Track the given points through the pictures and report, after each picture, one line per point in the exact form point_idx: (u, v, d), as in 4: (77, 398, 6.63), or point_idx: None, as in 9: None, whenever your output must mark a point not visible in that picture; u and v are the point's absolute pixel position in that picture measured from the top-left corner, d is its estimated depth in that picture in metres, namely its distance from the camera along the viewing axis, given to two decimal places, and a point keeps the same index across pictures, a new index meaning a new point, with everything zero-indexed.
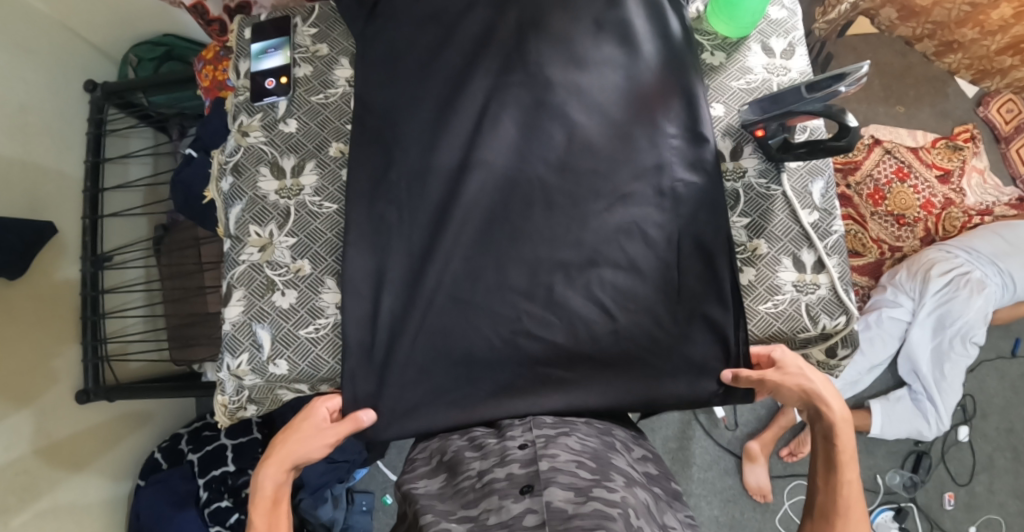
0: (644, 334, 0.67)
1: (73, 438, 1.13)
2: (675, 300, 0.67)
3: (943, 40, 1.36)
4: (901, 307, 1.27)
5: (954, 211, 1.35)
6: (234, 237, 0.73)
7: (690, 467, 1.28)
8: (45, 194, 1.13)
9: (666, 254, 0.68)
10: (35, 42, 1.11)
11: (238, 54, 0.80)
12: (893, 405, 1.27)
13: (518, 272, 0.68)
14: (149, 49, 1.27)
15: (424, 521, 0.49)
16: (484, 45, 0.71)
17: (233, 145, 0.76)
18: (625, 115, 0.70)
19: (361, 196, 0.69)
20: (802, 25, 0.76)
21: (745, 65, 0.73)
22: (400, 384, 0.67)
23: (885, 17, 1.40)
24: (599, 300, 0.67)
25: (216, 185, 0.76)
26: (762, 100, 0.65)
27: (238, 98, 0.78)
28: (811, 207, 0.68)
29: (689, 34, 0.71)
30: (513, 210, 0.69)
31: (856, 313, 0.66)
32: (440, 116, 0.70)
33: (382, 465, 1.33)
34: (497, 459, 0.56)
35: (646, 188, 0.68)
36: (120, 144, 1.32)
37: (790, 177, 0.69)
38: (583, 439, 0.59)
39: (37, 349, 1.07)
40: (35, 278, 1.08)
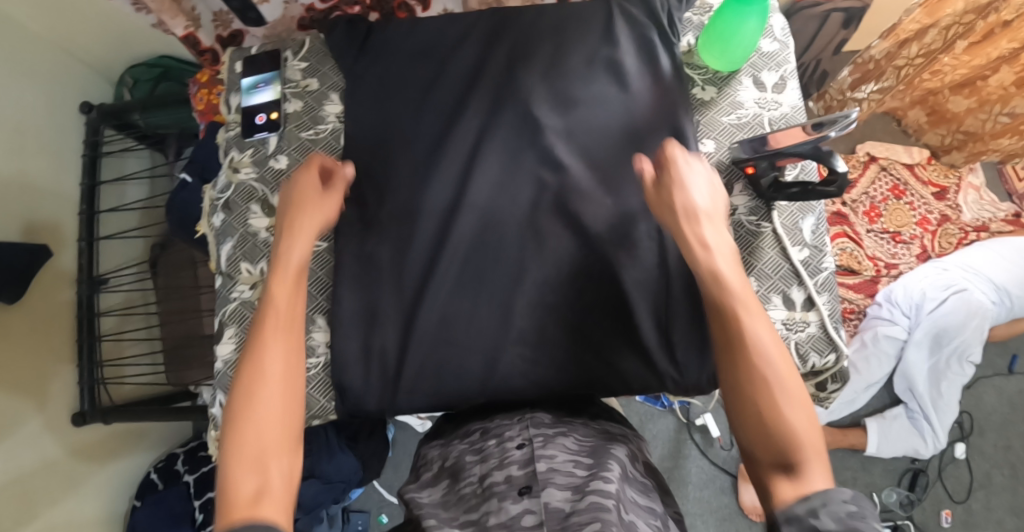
0: (636, 373, 0.67)
1: (69, 459, 1.13)
2: (662, 334, 0.67)
3: (971, 151, 1.27)
4: (896, 326, 1.26)
5: (950, 227, 1.36)
6: (226, 275, 0.73)
7: (687, 485, 1.28)
8: (45, 214, 1.14)
9: (657, 285, 0.68)
10: (33, 64, 1.11)
11: (228, 88, 0.81)
12: (889, 423, 1.27)
13: (502, 305, 0.68)
14: (146, 71, 1.27)
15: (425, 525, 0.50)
16: (475, 84, 0.74)
17: (224, 182, 0.76)
18: (613, 151, 0.71)
19: (349, 236, 0.71)
20: (793, 58, 0.75)
21: (736, 100, 0.73)
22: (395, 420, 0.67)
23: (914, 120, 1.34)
24: (588, 334, 0.68)
25: (208, 221, 0.77)
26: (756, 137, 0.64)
27: (229, 133, 0.78)
28: (801, 243, 0.68)
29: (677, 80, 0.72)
30: (507, 243, 0.69)
31: (846, 350, 0.66)
32: (432, 155, 0.72)
33: (379, 485, 1.33)
34: (497, 461, 0.56)
35: (637, 221, 0.69)
36: (116, 165, 1.32)
37: (781, 213, 0.69)
38: (580, 439, 0.60)
39: (32, 372, 1.08)
40: (32, 301, 1.09)
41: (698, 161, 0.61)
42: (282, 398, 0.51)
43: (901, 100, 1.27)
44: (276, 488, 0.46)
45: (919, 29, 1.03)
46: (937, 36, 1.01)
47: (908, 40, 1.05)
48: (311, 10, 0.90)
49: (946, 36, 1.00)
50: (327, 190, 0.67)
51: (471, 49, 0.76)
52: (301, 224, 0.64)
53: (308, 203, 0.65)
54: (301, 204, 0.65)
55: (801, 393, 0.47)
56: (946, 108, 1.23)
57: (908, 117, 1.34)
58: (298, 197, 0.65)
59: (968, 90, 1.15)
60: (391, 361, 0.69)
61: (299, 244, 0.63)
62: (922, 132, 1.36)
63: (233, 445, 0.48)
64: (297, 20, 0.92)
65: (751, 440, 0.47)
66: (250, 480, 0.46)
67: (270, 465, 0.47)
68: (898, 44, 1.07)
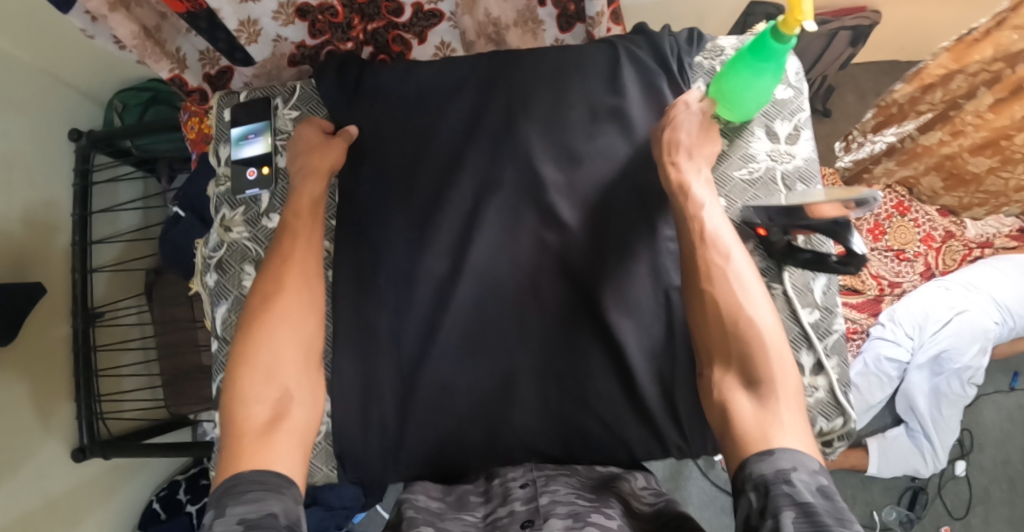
0: (640, 442, 0.67)
1: (69, 495, 1.13)
2: (665, 398, 0.67)
3: (994, 205, 1.25)
4: (899, 347, 1.24)
5: (954, 244, 1.34)
6: (222, 339, 0.72)
7: (688, 507, 1.29)
8: (34, 249, 1.11)
9: (659, 346, 0.67)
10: (18, 94, 1.08)
11: (217, 137, 0.78)
12: (890, 442, 1.26)
13: (500, 366, 0.68)
14: (135, 95, 1.23)
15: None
16: (473, 137, 0.72)
17: (216, 240, 0.74)
18: (616, 212, 0.70)
19: (347, 298, 0.70)
20: (808, 105, 0.73)
21: (748, 152, 0.70)
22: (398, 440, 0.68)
23: (928, 186, 1.29)
24: (598, 401, 0.67)
25: (201, 280, 0.75)
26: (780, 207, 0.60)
27: (221, 188, 0.76)
28: (811, 305, 0.67)
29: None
30: (507, 304, 0.69)
31: (853, 414, 0.66)
32: (430, 215, 0.71)
33: (381, 508, 1.33)
34: (500, 500, 0.60)
35: (638, 281, 0.69)
36: (108, 193, 1.28)
37: (792, 273, 0.67)
38: (586, 477, 0.64)
39: (29, 411, 1.06)
40: (28, 338, 1.08)
41: (707, 104, 0.68)
42: (295, 340, 0.63)
43: (916, 166, 1.24)
44: (290, 414, 0.59)
45: (944, 75, 1.06)
46: (965, 81, 1.04)
47: (932, 85, 1.09)
48: (302, 47, 0.86)
49: (970, 82, 1.04)
50: (334, 139, 0.73)
51: (472, 98, 0.74)
52: (316, 171, 0.71)
53: (319, 152, 0.71)
54: (316, 153, 0.71)
55: (751, 305, 0.59)
56: (964, 171, 1.19)
57: (921, 184, 1.30)
58: (308, 147, 0.72)
59: (989, 150, 1.11)
60: (392, 425, 0.68)
61: (315, 189, 0.71)
62: (937, 196, 1.31)
63: (249, 370, 0.60)
64: (288, 57, 0.88)
65: (714, 342, 0.60)
66: (265, 407, 0.58)
67: (288, 394, 0.60)
68: (922, 88, 1.10)
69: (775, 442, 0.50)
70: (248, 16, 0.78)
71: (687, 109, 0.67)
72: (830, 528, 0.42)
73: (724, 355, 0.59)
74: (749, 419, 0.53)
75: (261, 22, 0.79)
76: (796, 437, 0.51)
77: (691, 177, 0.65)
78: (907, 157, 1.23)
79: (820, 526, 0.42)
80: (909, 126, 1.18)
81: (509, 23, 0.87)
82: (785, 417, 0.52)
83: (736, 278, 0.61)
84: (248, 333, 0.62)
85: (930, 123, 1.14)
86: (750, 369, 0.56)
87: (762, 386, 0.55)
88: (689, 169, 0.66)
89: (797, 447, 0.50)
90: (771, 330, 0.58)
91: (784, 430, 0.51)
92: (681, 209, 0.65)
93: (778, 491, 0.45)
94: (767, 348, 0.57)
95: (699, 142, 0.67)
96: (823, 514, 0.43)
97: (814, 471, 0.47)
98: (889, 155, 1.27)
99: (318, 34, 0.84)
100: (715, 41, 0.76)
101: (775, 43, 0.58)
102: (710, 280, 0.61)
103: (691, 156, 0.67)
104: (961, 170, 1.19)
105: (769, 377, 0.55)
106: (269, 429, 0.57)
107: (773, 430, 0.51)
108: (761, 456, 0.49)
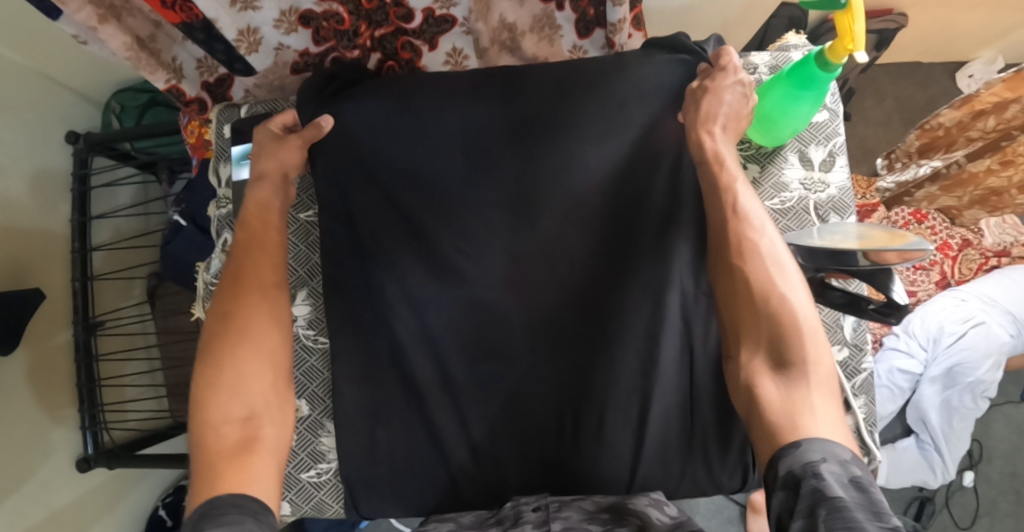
0: (654, 481, 0.66)
1: (73, 506, 1.11)
2: (684, 436, 0.66)
3: None
4: (913, 360, 1.24)
5: (971, 252, 1.31)
6: None
7: (695, 516, 1.30)
8: (30, 259, 1.08)
9: (679, 384, 0.66)
10: (12, 97, 1.03)
11: (218, 156, 0.76)
12: (899, 455, 1.25)
13: (518, 402, 0.68)
14: (132, 96, 1.17)
15: None
16: (482, 161, 0.69)
17: (218, 266, 0.72)
18: (635, 240, 0.67)
19: (341, 327, 0.68)
20: (844, 128, 0.69)
21: (780, 180, 0.67)
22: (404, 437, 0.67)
23: (972, 216, 1.27)
24: (617, 438, 0.66)
25: (202, 307, 0.73)
26: (806, 248, 0.56)
27: (221, 211, 0.74)
28: (840, 342, 0.64)
29: (693, 170, 0.67)
30: (516, 337, 0.68)
31: (879, 454, 0.64)
32: (442, 242, 0.69)
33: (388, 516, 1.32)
34: (511, 522, 0.59)
35: (656, 316, 0.66)
36: (108, 197, 1.24)
37: (821, 309, 0.64)
38: (599, 498, 0.63)
39: (31, 423, 1.04)
40: (29, 348, 1.05)
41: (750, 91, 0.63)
42: (262, 355, 0.59)
43: (959, 197, 1.22)
44: (260, 435, 0.55)
45: (997, 104, 1.06)
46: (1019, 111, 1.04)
47: (984, 112, 1.08)
48: (306, 55, 0.81)
49: None
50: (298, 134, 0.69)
51: (467, 112, 0.70)
52: (269, 178, 0.68)
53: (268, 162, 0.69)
54: (267, 162, 0.69)
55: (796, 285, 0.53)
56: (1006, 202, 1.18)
57: (964, 215, 1.27)
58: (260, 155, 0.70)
59: None
60: (403, 457, 0.68)
61: (275, 199, 0.68)
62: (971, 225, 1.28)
63: (211, 390, 0.55)
64: (290, 65, 0.83)
65: (746, 329, 0.54)
66: (234, 428, 0.54)
67: (257, 413, 0.56)
68: (973, 114, 1.11)
69: (806, 433, 0.44)
70: (247, 25, 0.73)
71: (738, 84, 0.62)
72: (865, 526, 0.36)
73: (754, 336, 0.53)
74: (776, 403, 0.48)
75: (261, 31, 0.75)
76: (831, 428, 0.45)
77: (726, 147, 0.61)
78: (951, 184, 1.19)
79: (853, 525, 0.36)
80: (957, 154, 1.17)
81: (525, 29, 0.82)
82: (817, 402, 0.46)
83: (769, 252, 0.55)
84: (210, 350, 0.58)
85: (981, 150, 1.13)
86: (782, 350, 0.50)
87: (793, 369, 0.49)
88: (723, 140, 0.62)
89: (825, 437, 0.44)
90: (805, 310, 0.52)
91: (816, 416, 0.46)
92: (714, 179, 0.60)
93: (806, 488, 0.40)
94: (800, 327, 0.51)
95: (738, 122, 0.62)
96: (855, 510, 0.37)
97: (846, 461, 0.42)
98: (932, 181, 1.23)
99: (322, 40, 0.79)
100: (748, 57, 0.71)
101: (821, 72, 0.55)
102: (741, 257, 0.56)
103: (726, 128, 0.62)
104: (1005, 205, 1.19)
105: (802, 358, 0.49)
106: (243, 451, 0.52)
107: (802, 417, 0.46)
108: (789, 450, 0.44)
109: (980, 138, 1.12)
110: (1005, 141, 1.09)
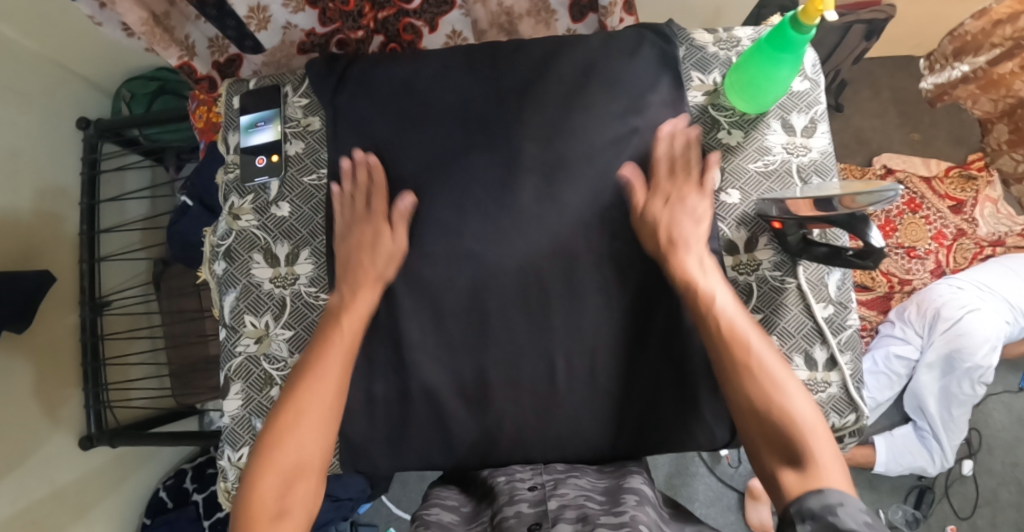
0: (647, 439, 0.67)
1: (75, 484, 1.12)
2: (677, 389, 0.67)
3: None
4: (908, 344, 1.26)
5: (966, 242, 1.33)
6: (230, 327, 0.72)
7: (693, 503, 1.29)
8: (41, 241, 1.10)
9: (665, 337, 0.67)
10: (25, 83, 1.07)
11: (227, 125, 0.78)
12: (896, 438, 1.26)
13: (517, 364, 0.68)
14: (142, 84, 1.22)
15: None
16: (474, 129, 0.72)
17: (224, 228, 0.74)
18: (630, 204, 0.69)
19: None
20: (825, 97, 0.72)
21: (764, 145, 0.70)
22: (401, 394, 0.69)
23: (997, 138, 1.31)
24: (613, 393, 0.67)
25: (209, 268, 0.75)
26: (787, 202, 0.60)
27: (229, 175, 0.76)
28: (825, 300, 0.66)
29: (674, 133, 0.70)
30: (510, 286, 0.68)
31: (867, 411, 0.65)
32: (438, 205, 0.70)
33: (386, 499, 1.34)
34: (508, 498, 0.60)
35: (641, 264, 0.68)
36: (117, 181, 1.28)
37: (806, 267, 0.66)
38: (594, 479, 0.64)
39: (36, 401, 1.06)
40: (36, 327, 1.07)
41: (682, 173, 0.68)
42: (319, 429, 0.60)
43: (992, 104, 1.19)
44: None
45: (1012, 14, 0.99)
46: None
47: (1000, 21, 1.02)
48: (312, 35, 0.85)
49: None
50: (394, 226, 0.69)
51: (464, 82, 0.74)
52: (367, 277, 0.67)
53: (376, 253, 0.68)
54: (364, 259, 0.68)
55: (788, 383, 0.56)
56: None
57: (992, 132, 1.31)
58: (359, 247, 0.69)
59: None
60: (398, 415, 0.69)
61: (368, 299, 0.67)
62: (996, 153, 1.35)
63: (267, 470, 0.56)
64: (297, 45, 0.86)
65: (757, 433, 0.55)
66: None
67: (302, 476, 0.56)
68: (991, 25, 1.03)
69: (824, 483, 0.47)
70: (258, 3, 0.77)
71: (665, 203, 0.66)
72: None
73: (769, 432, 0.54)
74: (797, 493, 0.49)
75: (270, 9, 0.78)
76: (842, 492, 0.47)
77: (698, 270, 0.63)
78: (984, 84, 1.14)
79: None
80: (981, 59, 1.10)
81: (522, 13, 0.85)
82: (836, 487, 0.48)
83: (762, 368, 0.57)
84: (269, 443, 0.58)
85: (1000, 56, 1.06)
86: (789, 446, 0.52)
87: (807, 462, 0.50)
88: (693, 254, 0.64)
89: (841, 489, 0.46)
90: (805, 411, 0.54)
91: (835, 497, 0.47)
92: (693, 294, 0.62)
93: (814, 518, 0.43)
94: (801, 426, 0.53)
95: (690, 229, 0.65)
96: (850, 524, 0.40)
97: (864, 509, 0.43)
98: (967, 82, 1.17)
99: (328, 21, 0.83)
100: (732, 31, 0.75)
101: (795, 33, 0.56)
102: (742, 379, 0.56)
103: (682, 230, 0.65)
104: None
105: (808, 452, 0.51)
106: None
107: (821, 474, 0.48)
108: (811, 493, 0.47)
109: (1000, 44, 1.05)
110: (1017, 50, 1.03)
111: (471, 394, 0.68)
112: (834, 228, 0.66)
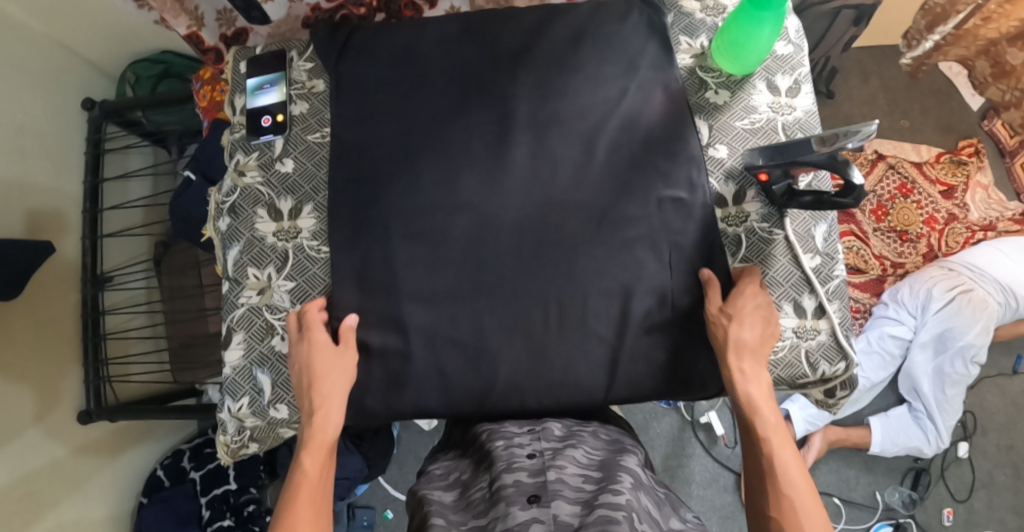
0: (639, 387, 0.69)
1: (74, 458, 1.13)
2: (667, 339, 0.69)
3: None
4: (902, 326, 1.27)
5: (957, 226, 1.36)
6: (233, 280, 0.74)
7: (690, 484, 1.30)
8: (45, 216, 1.12)
9: (656, 284, 0.69)
10: (34, 61, 1.09)
11: (234, 88, 0.81)
12: (891, 419, 1.27)
13: (510, 314, 0.69)
14: (147, 67, 1.25)
15: (432, 523, 0.53)
16: (472, 89, 0.74)
17: (230, 185, 0.77)
18: (622, 160, 0.71)
19: (340, 243, 0.72)
20: (808, 61, 0.75)
21: (750, 104, 0.73)
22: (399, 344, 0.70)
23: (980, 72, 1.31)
24: (606, 343, 0.69)
25: (214, 224, 0.77)
26: (769, 147, 0.64)
27: (235, 135, 0.79)
28: (812, 251, 0.68)
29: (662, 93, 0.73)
30: (506, 236, 0.70)
31: (856, 359, 0.66)
32: (435, 161, 0.72)
33: (383, 481, 1.34)
34: (506, 464, 0.57)
35: (635, 217, 0.69)
36: (120, 162, 1.31)
37: (793, 220, 0.69)
38: (590, 452, 0.61)
39: (37, 373, 1.06)
40: (39, 300, 1.08)
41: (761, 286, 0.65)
42: None
43: (967, 49, 1.22)
44: None
45: None
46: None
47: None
48: (317, 9, 0.87)
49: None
50: (342, 345, 0.67)
51: (462, 46, 0.76)
52: (325, 397, 0.63)
53: (331, 371, 0.65)
54: (318, 379, 0.64)
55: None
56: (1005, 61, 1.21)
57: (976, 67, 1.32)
58: (307, 368, 0.65)
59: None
60: (396, 365, 0.70)
61: (334, 423, 0.62)
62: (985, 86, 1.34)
63: None
64: (301, 19, 0.89)
65: None
66: None
67: None
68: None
69: None
70: None
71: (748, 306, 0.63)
72: None
73: None
74: None
75: None
76: None
77: (757, 392, 0.59)
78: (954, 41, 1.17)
79: None
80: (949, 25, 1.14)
81: None
82: None
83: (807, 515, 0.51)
84: None
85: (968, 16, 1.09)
86: None
87: None
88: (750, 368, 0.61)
89: None
90: None
91: None
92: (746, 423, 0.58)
93: None
94: None
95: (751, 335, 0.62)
96: None
97: None
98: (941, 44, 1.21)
99: None
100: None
101: None
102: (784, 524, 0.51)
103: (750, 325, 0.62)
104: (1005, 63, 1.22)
105: None
106: None
107: None
108: None
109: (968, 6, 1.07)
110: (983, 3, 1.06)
111: (466, 344, 0.69)
112: (819, 171, 0.69)
